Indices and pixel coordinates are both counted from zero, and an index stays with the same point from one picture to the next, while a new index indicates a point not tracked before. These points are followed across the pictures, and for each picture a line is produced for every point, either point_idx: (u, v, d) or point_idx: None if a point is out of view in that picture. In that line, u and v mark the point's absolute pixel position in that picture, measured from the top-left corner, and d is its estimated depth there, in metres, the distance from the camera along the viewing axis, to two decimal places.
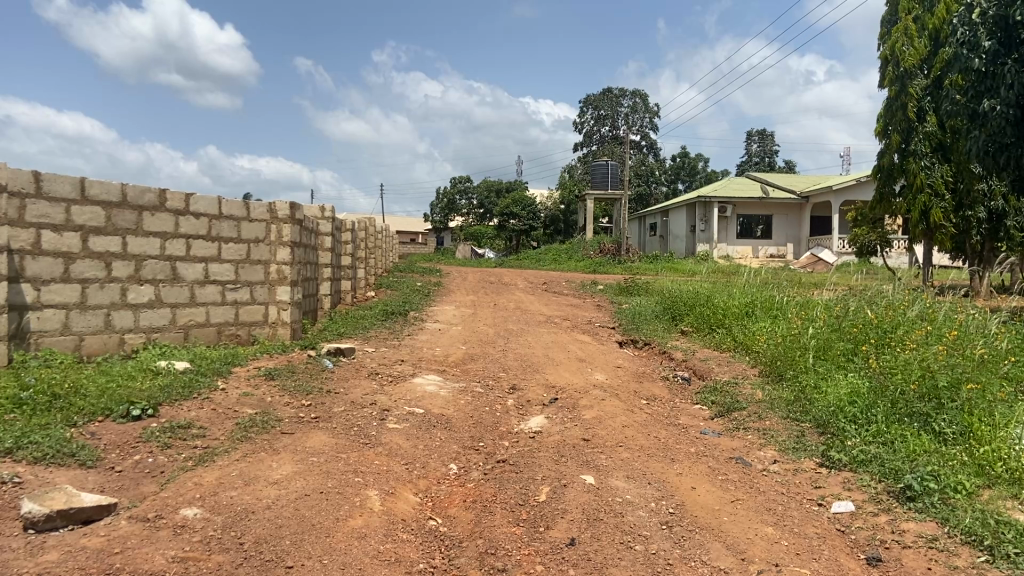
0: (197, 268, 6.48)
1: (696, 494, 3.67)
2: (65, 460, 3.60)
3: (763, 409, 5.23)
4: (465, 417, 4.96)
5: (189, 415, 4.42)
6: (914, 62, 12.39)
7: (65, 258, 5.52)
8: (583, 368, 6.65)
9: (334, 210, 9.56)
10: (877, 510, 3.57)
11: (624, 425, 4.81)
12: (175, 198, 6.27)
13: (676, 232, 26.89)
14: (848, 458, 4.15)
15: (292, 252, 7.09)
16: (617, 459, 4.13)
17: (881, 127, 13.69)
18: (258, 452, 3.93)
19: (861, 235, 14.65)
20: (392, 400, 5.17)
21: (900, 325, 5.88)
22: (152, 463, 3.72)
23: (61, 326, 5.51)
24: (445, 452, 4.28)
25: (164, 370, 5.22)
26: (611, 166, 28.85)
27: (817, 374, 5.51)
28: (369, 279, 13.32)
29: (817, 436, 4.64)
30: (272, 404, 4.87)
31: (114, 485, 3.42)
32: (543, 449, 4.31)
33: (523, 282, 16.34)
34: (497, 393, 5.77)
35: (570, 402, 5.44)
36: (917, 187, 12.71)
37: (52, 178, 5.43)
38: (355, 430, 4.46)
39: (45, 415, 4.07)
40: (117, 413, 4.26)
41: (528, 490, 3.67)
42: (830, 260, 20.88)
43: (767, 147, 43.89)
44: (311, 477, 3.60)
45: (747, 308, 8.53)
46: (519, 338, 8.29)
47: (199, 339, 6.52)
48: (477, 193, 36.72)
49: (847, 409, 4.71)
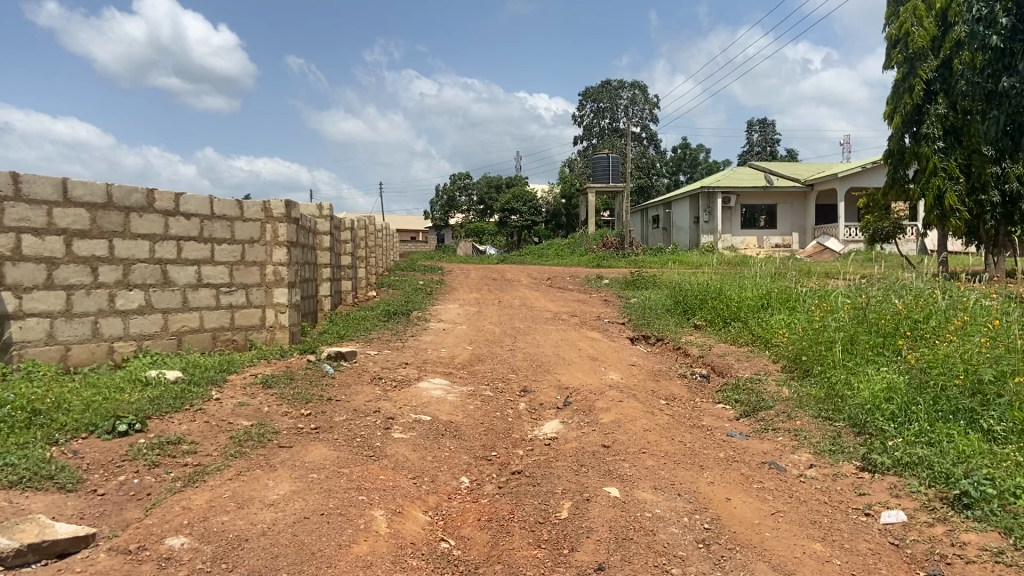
0: (190, 271, 6.17)
1: (732, 507, 3.35)
2: (42, 484, 3.29)
3: (792, 408, 4.91)
4: (474, 424, 4.64)
5: (181, 430, 4.12)
6: (922, 43, 12.01)
7: (48, 263, 5.22)
8: (596, 367, 6.32)
9: (332, 208, 9.25)
10: (931, 519, 3.26)
11: (646, 429, 4.50)
12: (163, 198, 5.95)
13: (683, 223, 26.11)
14: (892, 460, 3.85)
15: (289, 252, 6.79)
16: (642, 467, 3.81)
17: (889, 110, 13.30)
18: (254, 469, 3.61)
19: (872, 221, 14.16)
20: (396, 407, 4.85)
21: (931, 316, 5.57)
22: (138, 484, 3.42)
23: (46, 335, 5.21)
24: (455, 464, 3.97)
25: (154, 381, 4.91)
26: (612, 159, 28.37)
27: (846, 369, 5.19)
28: (370, 279, 12.96)
29: (854, 437, 4.33)
30: (270, 415, 4.56)
31: (94, 511, 3.11)
32: (561, 458, 4.00)
33: (528, 277, 15.97)
34: (508, 396, 5.46)
35: (587, 404, 5.13)
36: (929, 171, 12.36)
37: (32, 179, 5.14)
38: (359, 442, 4.15)
39: (24, 433, 3.77)
40: (103, 429, 3.96)
41: (548, 506, 3.35)
42: (837, 248, 20.58)
43: (768, 136, 43.59)
44: (312, 497, 3.28)
45: (763, 300, 8.18)
46: (528, 337, 7.96)
47: (194, 346, 6.21)
48: (476, 190, 36.35)
49: (883, 406, 4.40)
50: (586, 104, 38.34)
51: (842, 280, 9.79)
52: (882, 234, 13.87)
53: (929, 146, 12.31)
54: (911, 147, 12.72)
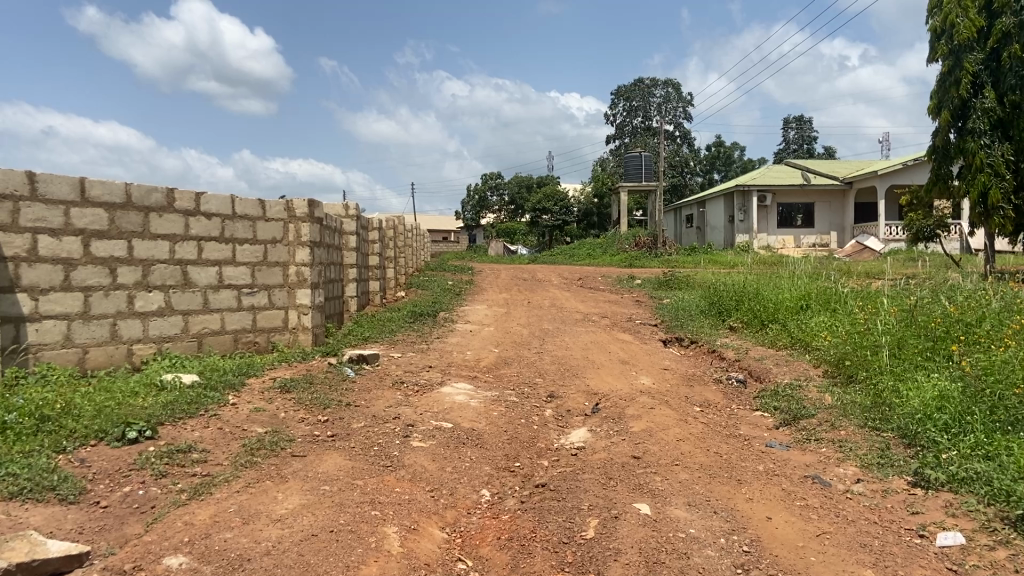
0: (210, 272, 6.04)
1: (773, 527, 3.09)
2: (43, 495, 3.13)
3: (836, 417, 4.63)
4: (498, 432, 4.43)
5: (192, 437, 3.96)
6: (969, 35, 11.48)
7: (65, 264, 5.12)
8: (626, 372, 6.07)
9: (358, 207, 9.11)
10: (993, 542, 2.96)
11: (679, 439, 4.25)
12: (184, 198, 5.83)
13: (718, 222, 25.67)
14: (946, 475, 3.56)
15: (312, 252, 6.65)
16: (674, 481, 3.57)
17: (932, 105, 12.72)
18: (263, 480, 3.44)
19: (916, 219, 13.57)
20: (417, 414, 4.66)
21: (986, 319, 5.24)
22: (143, 496, 3.26)
23: (63, 338, 5.11)
24: (476, 475, 3.76)
25: (170, 385, 4.77)
26: (645, 157, 27.93)
27: (894, 375, 4.89)
28: (398, 280, 12.81)
29: (904, 450, 4.04)
30: (286, 421, 4.39)
31: (94, 526, 2.95)
32: (588, 470, 3.77)
33: (559, 278, 15.69)
34: (534, 401, 5.23)
35: (617, 411, 4.88)
36: (976, 167, 11.84)
37: (49, 179, 5.04)
38: (375, 450, 3.96)
39: (31, 440, 3.64)
40: (112, 436, 3.81)
41: (574, 524, 3.12)
42: (877, 248, 20.03)
43: (805, 134, 42.72)
44: (322, 512, 3.09)
45: (803, 301, 7.84)
46: (556, 339, 7.73)
47: (215, 348, 6.08)
48: (508, 190, 36.12)
49: (935, 416, 4.09)
50: (619, 102, 37.96)
51: (885, 279, 9.40)
52: (927, 233, 13.29)
53: (975, 141, 11.80)
54: (956, 143, 12.20)
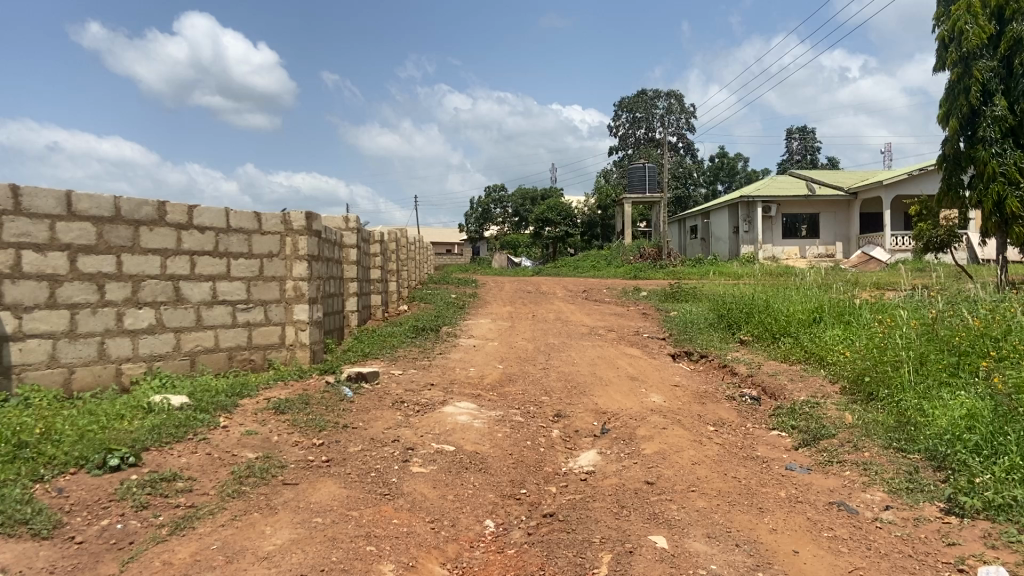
0: (204, 287, 5.84)
1: (801, 563, 2.85)
2: (14, 530, 2.90)
3: (858, 437, 4.39)
4: (503, 456, 4.20)
5: (179, 463, 3.74)
6: (978, 42, 11.31)
7: (50, 280, 4.91)
8: (636, 389, 5.83)
9: (358, 219, 8.90)
10: None
11: (694, 462, 4.01)
12: (176, 211, 5.64)
13: (722, 234, 25.44)
14: (982, 501, 3.31)
15: (310, 266, 6.45)
16: (691, 510, 3.34)
17: (942, 113, 12.45)
18: (251, 512, 3.21)
19: (926, 229, 13.14)
20: (417, 436, 4.43)
21: (1013, 332, 5.00)
22: (121, 531, 3.03)
23: (48, 358, 4.90)
24: (479, 504, 3.53)
25: (158, 407, 4.55)
26: (649, 168, 27.69)
27: (918, 393, 4.64)
28: (399, 294, 12.56)
29: (934, 473, 3.80)
30: (279, 445, 4.17)
31: (67, 564, 2.73)
32: (599, 498, 3.53)
33: (564, 291, 15.39)
34: (540, 421, 5.00)
35: (627, 432, 4.64)
36: (988, 176, 11.60)
37: (34, 192, 4.84)
38: (372, 477, 3.74)
39: (6, 468, 3.42)
40: (93, 463, 3.59)
41: (585, 560, 2.89)
42: (884, 258, 19.78)
43: (809, 143, 42.55)
44: (312, 548, 2.86)
45: (815, 314, 7.60)
46: (562, 354, 7.49)
47: (208, 366, 5.87)
48: (511, 202, 35.87)
49: (965, 436, 3.85)
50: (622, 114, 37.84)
51: (900, 290, 9.16)
52: (937, 243, 12.84)
53: (986, 150, 11.60)
54: (967, 152, 12.00)
